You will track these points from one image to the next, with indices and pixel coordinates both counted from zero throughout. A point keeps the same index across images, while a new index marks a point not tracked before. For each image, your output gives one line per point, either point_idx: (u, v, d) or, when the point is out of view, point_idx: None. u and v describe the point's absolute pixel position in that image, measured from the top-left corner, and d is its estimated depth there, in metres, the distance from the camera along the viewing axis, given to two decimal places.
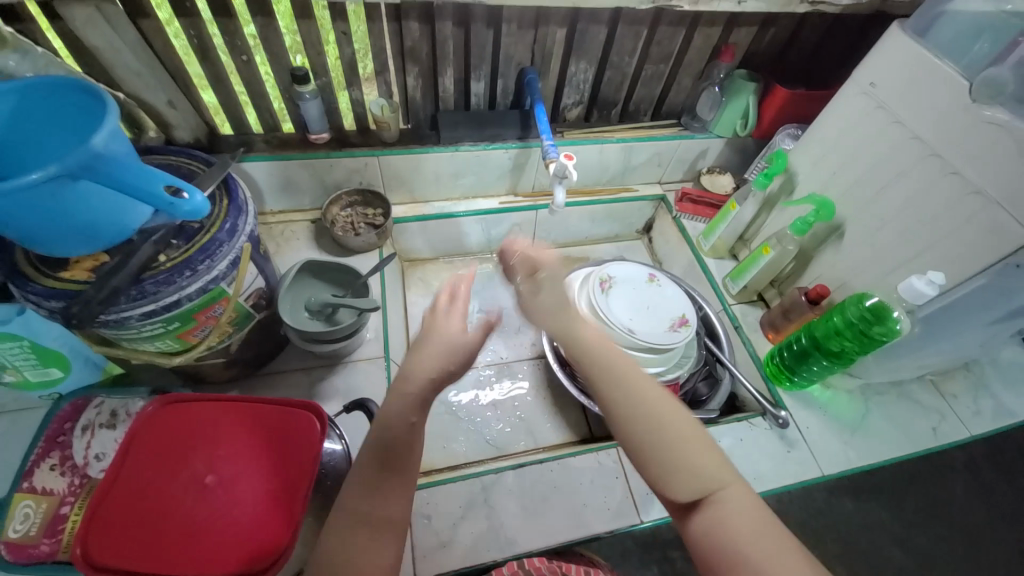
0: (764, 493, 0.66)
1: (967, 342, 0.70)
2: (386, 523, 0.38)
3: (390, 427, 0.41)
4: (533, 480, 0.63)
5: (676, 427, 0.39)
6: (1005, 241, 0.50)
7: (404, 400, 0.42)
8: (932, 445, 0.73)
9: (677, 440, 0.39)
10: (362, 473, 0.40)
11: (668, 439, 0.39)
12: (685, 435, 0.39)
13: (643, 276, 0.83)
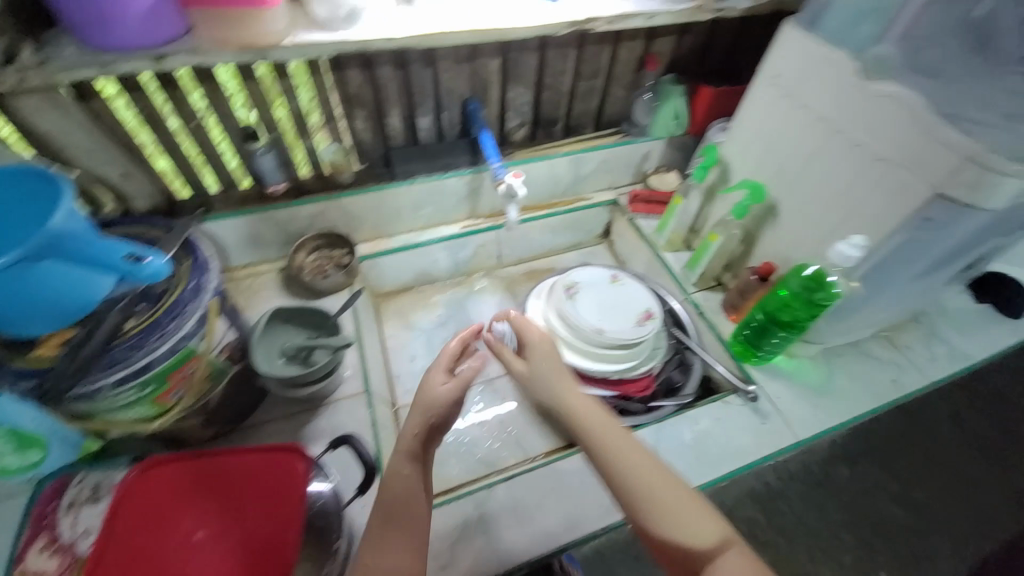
0: (746, 466, 0.69)
1: (909, 296, 0.76)
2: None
3: (391, 485, 0.50)
4: (526, 490, 0.64)
5: (671, 497, 0.48)
6: (913, 198, 0.55)
7: (406, 454, 0.52)
8: (895, 395, 0.78)
9: (674, 504, 0.48)
10: (369, 536, 0.47)
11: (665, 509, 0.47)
12: (686, 505, 0.48)
13: (606, 278, 0.87)
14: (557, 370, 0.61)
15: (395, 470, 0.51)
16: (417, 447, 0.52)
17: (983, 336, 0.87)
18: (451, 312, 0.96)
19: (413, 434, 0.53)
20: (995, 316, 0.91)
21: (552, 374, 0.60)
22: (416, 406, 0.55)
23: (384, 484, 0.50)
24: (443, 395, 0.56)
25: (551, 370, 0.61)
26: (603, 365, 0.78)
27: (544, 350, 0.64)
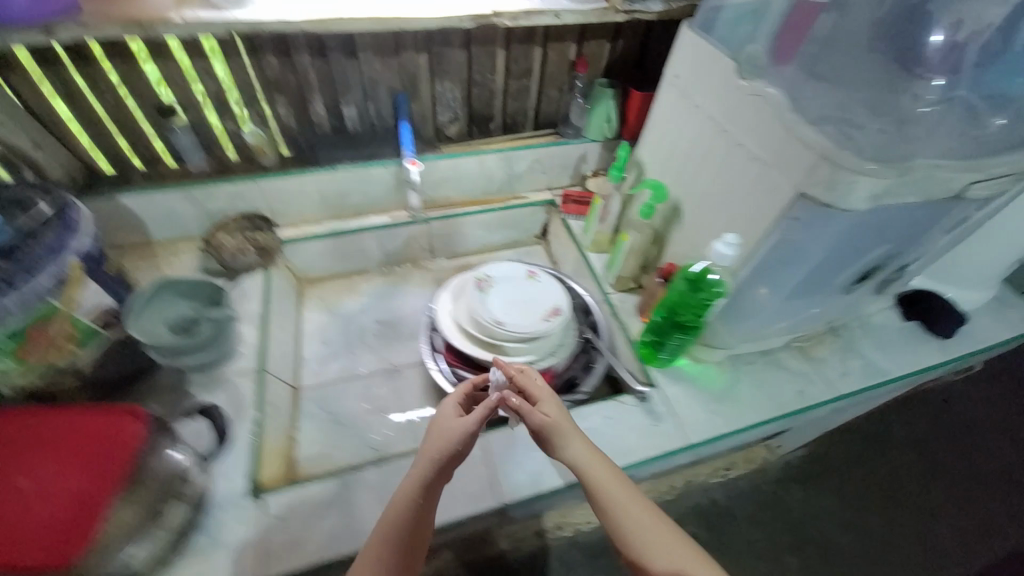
0: (628, 466, 0.68)
1: (815, 307, 0.74)
2: None
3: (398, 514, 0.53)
4: (396, 474, 0.64)
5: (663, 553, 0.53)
6: (779, 198, 0.54)
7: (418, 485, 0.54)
8: (799, 406, 0.76)
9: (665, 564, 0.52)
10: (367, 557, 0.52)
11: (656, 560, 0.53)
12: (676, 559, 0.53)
13: (521, 274, 0.87)
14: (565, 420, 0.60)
15: (404, 485, 0.55)
16: (427, 481, 0.55)
17: (907, 354, 0.85)
18: (374, 299, 0.96)
19: (424, 465, 0.55)
20: (923, 335, 0.88)
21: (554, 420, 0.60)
22: (434, 438, 0.58)
23: (391, 512, 0.53)
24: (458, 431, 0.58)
25: (556, 415, 0.60)
26: (501, 356, 0.77)
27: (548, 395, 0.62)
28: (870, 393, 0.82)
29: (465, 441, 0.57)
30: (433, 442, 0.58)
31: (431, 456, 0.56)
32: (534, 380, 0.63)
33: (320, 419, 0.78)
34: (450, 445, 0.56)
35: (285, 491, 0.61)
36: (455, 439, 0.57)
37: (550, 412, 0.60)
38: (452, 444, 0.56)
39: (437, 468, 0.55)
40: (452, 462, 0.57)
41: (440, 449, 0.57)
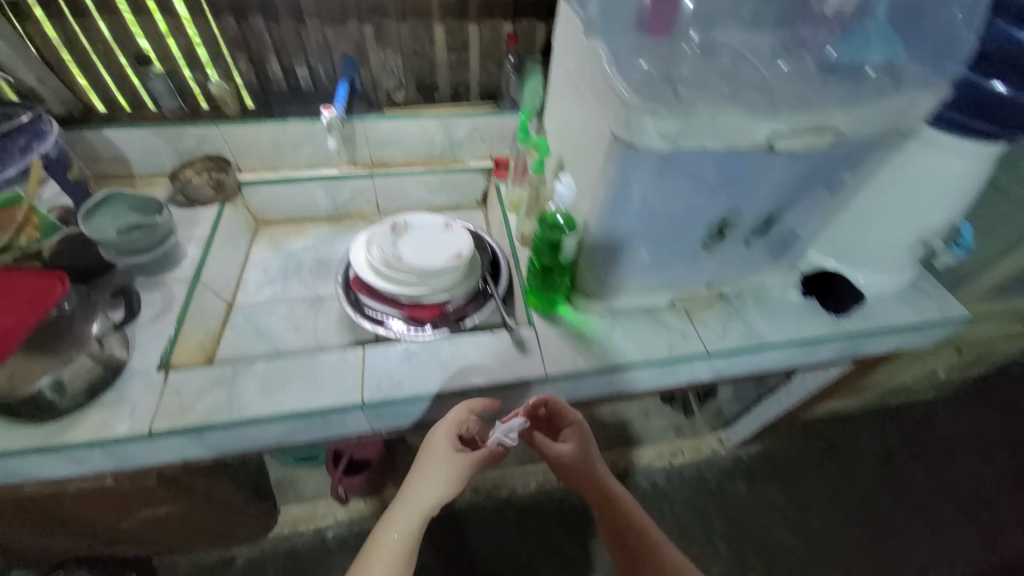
0: (485, 385, 0.76)
1: (686, 264, 0.79)
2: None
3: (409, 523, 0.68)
4: (279, 369, 0.75)
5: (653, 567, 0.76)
6: (604, 141, 0.61)
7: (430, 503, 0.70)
8: (665, 357, 0.81)
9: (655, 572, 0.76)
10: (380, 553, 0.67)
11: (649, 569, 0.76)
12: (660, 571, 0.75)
13: (438, 224, 0.96)
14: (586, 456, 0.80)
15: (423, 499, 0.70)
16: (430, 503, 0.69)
17: (792, 325, 0.87)
18: (317, 242, 1.08)
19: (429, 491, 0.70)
20: (819, 310, 0.90)
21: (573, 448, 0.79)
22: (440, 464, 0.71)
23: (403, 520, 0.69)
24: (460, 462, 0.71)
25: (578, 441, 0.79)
26: (397, 287, 0.86)
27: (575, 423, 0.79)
28: (747, 356, 0.85)
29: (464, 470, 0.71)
30: (450, 468, 0.71)
31: (440, 478, 0.70)
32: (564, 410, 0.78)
33: (245, 329, 0.91)
34: (456, 472, 0.71)
35: (186, 370, 0.73)
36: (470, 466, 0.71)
37: (576, 440, 0.79)
38: (456, 472, 0.71)
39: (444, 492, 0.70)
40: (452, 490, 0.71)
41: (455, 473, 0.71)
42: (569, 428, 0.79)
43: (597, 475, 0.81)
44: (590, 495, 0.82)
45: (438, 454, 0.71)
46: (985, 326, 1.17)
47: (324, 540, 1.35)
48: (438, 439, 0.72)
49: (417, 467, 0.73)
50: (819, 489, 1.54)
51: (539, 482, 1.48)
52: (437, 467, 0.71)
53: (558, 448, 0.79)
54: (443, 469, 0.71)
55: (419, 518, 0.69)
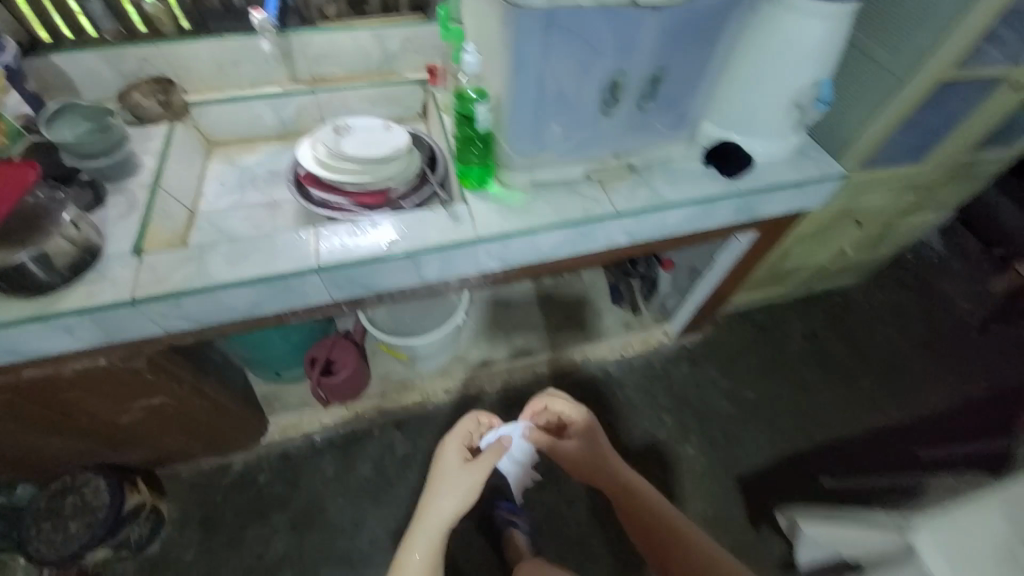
0: (424, 248, 0.88)
1: (591, 131, 0.91)
2: None
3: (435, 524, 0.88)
4: (242, 246, 0.85)
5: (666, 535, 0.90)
6: (497, 8, 0.75)
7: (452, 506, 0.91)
8: (579, 218, 0.94)
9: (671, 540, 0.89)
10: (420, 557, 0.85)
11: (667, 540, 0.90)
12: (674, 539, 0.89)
13: (379, 127, 1.04)
14: (588, 445, 1.08)
15: (447, 504, 0.91)
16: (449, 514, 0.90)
17: (691, 188, 1.01)
18: (267, 157, 1.16)
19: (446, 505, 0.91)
20: (714, 175, 1.04)
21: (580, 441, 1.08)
22: (455, 472, 0.96)
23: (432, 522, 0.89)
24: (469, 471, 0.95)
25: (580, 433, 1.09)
26: (341, 176, 0.97)
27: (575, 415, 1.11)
28: (651, 215, 0.99)
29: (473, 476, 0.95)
30: (462, 473, 0.95)
31: (457, 482, 0.94)
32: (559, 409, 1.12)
33: (209, 230, 1.01)
34: (468, 472, 0.95)
35: (157, 253, 0.84)
36: (476, 472, 0.95)
37: (580, 434, 1.10)
38: (468, 476, 0.95)
39: (463, 493, 0.93)
40: (467, 495, 0.93)
41: (465, 481, 0.94)
42: (573, 427, 1.11)
43: (605, 464, 1.05)
44: (609, 486, 1.05)
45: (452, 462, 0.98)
46: (876, 197, 1.34)
47: (312, 443, 1.49)
48: (452, 446, 1.03)
49: (434, 483, 0.95)
50: (753, 366, 1.74)
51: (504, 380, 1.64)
52: (451, 474, 0.96)
53: (566, 443, 1.10)
54: (453, 467, 0.97)
55: (435, 532, 0.88)
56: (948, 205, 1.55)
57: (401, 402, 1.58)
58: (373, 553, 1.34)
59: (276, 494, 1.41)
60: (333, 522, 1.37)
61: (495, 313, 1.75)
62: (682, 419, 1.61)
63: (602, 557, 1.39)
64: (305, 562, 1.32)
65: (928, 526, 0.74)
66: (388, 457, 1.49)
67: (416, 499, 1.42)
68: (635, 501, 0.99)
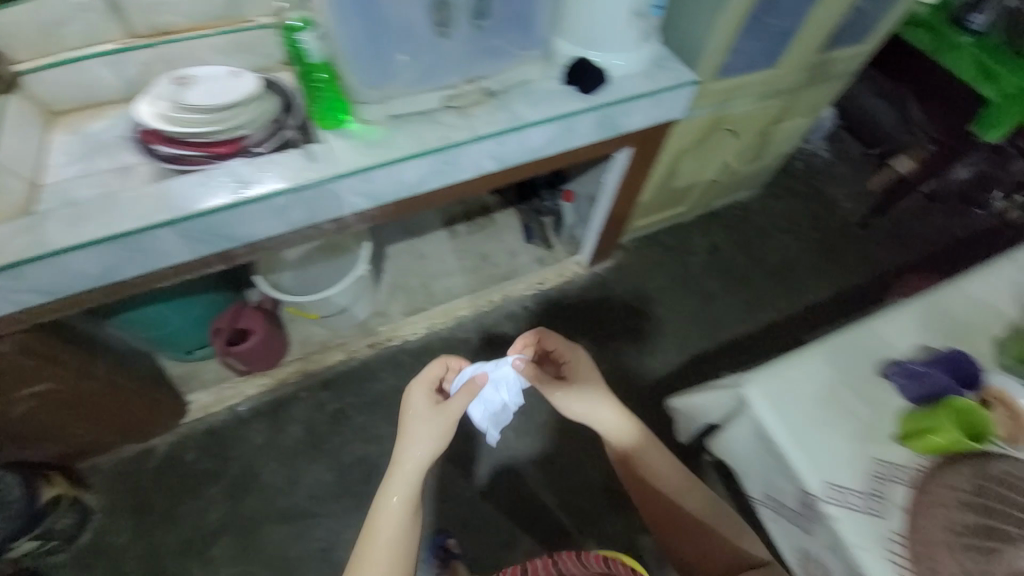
0: (280, 189, 0.87)
1: (434, 56, 0.91)
2: (398, 541, 0.81)
3: (413, 473, 0.86)
4: (82, 210, 0.83)
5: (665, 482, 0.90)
6: None
7: (427, 456, 0.87)
8: (438, 145, 0.95)
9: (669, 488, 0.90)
10: (399, 507, 0.84)
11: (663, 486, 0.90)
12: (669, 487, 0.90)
13: (224, 73, 1.01)
14: (588, 389, 0.95)
15: (422, 447, 0.87)
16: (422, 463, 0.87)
17: (549, 107, 1.04)
18: (117, 122, 1.09)
19: (420, 454, 0.87)
20: (572, 93, 1.07)
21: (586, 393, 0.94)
22: (427, 420, 0.89)
23: (408, 469, 0.86)
24: (444, 420, 0.89)
25: (583, 386, 0.95)
26: (187, 127, 0.92)
27: (578, 362, 0.98)
28: (512, 136, 1.01)
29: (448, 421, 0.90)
30: (434, 416, 0.89)
31: (430, 430, 0.88)
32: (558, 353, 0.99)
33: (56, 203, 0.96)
34: (443, 419, 0.89)
35: None
36: (451, 416, 0.90)
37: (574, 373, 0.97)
38: (440, 423, 0.89)
39: (437, 439, 0.88)
40: (443, 443, 0.89)
41: (438, 426, 0.89)
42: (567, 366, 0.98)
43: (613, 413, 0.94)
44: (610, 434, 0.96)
45: (418, 404, 0.91)
46: (742, 104, 1.42)
47: (238, 415, 1.49)
48: (418, 385, 0.94)
49: (404, 427, 0.89)
50: (661, 284, 1.87)
51: (427, 328, 1.68)
52: (422, 422, 0.89)
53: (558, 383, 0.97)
54: (424, 413, 0.90)
55: (412, 481, 0.86)
56: (816, 108, 1.66)
57: (324, 363, 1.58)
58: (311, 506, 1.38)
59: (207, 468, 1.41)
60: (268, 484, 1.40)
61: (411, 266, 1.77)
62: (599, 339, 1.73)
63: (534, 473, 1.49)
64: (245, 524, 1.34)
65: (753, 379, 0.85)
66: (317, 416, 1.51)
67: (350, 450, 1.46)
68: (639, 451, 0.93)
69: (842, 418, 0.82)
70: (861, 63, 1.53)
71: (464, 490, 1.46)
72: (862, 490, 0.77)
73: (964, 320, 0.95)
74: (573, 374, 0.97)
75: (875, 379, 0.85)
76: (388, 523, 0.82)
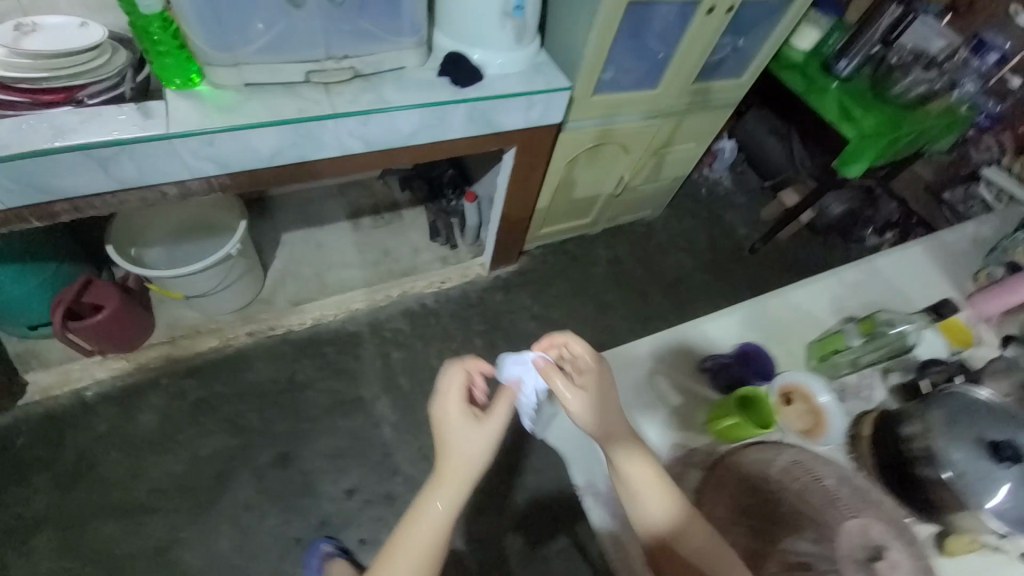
0: (102, 140, 0.83)
1: (288, 26, 0.93)
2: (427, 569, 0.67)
3: (452, 489, 0.71)
4: None
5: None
6: None
7: (466, 477, 0.72)
8: (292, 116, 0.94)
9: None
10: (423, 533, 0.68)
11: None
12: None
13: (73, 24, 0.91)
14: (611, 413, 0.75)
15: (463, 460, 0.73)
16: (464, 478, 0.72)
17: (417, 94, 1.06)
18: None
19: (462, 470, 0.72)
20: (444, 84, 1.10)
21: (610, 422, 0.74)
22: (464, 432, 0.74)
23: (444, 484, 0.71)
24: (482, 434, 0.74)
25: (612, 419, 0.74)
26: (9, 70, 0.83)
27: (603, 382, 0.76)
28: (374, 117, 1.01)
29: (491, 435, 0.74)
30: (480, 433, 0.74)
31: (469, 441, 0.73)
32: (583, 360, 0.77)
33: None
34: (488, 431, 0.74)
35: None
36: (493, 429, 0.75)
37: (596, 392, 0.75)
38: (484, 441, 0.74)
39: (482, 455, 0.74)
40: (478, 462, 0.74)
41: (483, 440, 0.74)
42: (589, 377, 0.76)
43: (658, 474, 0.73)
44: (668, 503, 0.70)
45: (460, 417, 0.74)
46: (627, 119, 1.51)
47: (84, 400, 1.36)
48: (450, 385, 0.76)
49: (446, 437, 0.74)
50: (562, 290, 1.92)
51: (316, 318, 1.62)
52: (465, 434, 0.74)
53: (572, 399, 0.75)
54: (463, 424, 0.74)
55: (457, 494, 0.71)
56: (704, 134, 1.79)
57: (193, 348, 1.48)
58: (154, 501, 1.27)
59: (36, 456, 1.27)
60: (106, 475, 1.28)
61: (306, 255, 1.72)
62: (492, 340, 1.73)
63: (408, 473, 1.42)
64: (71, 518, 1.22)
65: None
66: (178, 405, 1.40)
67: (207, 441, 1.37)
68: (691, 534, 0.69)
69: (651, 407, 0.86)
70: (740, 95, 1.68)
71: (329, 487, 1.36)
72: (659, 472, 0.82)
73: (784, 323, 1.01)
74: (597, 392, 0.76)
75: (694, 371, 0.90)
76: (415, 552, 0.67)
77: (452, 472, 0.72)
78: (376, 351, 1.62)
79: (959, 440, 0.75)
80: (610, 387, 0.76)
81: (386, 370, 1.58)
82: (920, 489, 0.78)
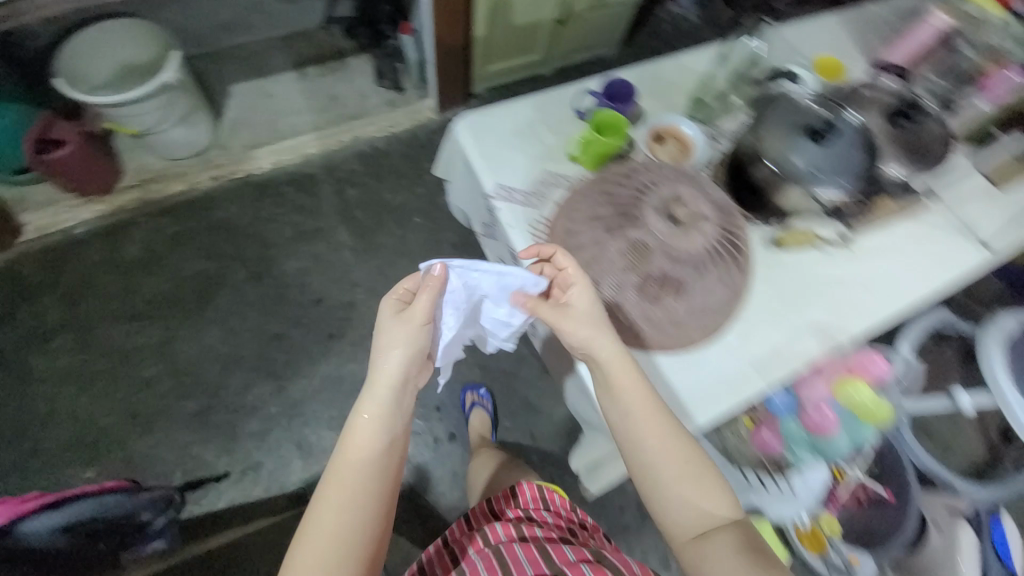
0: None
1: None
2: (359, 490, 0.65)
3: (381, 408, 0.69)
4: None
5: (694, 509, 0.67)
6: None
7: (395, 390, 0.70)
8: None
9: (701, 520, 0.67)
10: (352, 455, 0.66)
11: (695, 514, 0.67)
12: (701, 513, 0.67)
13: None
14: (600, 327, 0.73)
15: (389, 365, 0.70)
16: (395, 378, 0.70)
17: None
18: None
19: (392, 372, 0.70)
20: None
21: (603, 345, 0.71)
22: (395, 341, 0.71)
23: (371, 394, 0.69)
24: (413, 337, 0.72)
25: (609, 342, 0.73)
26: None
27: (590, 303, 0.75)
28: None
29: (421, 338, 0.72)
30: (400, 324, 0.72)
31: (393, 342, 0.71)
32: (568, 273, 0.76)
33: None
34: (417, 343, 0.72)
35: None
36: (419, 323, 0.72)
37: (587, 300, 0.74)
38: (417, 342, 0.72)
39: (408, 365, 0.71)
40: (409, 368, 0.72)
41: (400, 339, 0.71)
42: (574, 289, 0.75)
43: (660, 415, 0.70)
44: (655, 436, 0.69)
45: (391, 319, 0.72)
46: None
47: (72, 235, 1.54)
48: (386, 302, 0.74)
49: (377, 346, 0.71)
50: None
51: (272, 163, 1.72)
52: (389, 344, 0.71)
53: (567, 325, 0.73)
54: (391, 328, 0.71)
55: (385, 397, 0.70)
56: None
57: (162, 191, 1.62)
58: (148, 312, 1.49)
59: (41, 281, 1.49)
60: (104, 293, 1.49)
61: (258, 105, 1.79)
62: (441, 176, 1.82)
63: (367, 283, 1.60)
64: (81, 325, 1.45)
65: (464, 118, 0.97)
66: (156, 238, 1.58)
67: (187, 264, 1.56)
68: (676, 466, 0.68)
69: (527, 146, 0.95)
70: None
71: (297, 296, 1.56)
72: (526, 190, 0.92)
73: (669, 79, 1.05)
74: (582, 307, 0.74)
75: (569, 119, 0.98)
76: (349, 472, 0.65)
77: (383, 378, 0.70)
78: (333, 190, 1.73)
79: (779, 131, 0.82)
80: (599, 305, 0.75)
81: (342, 203, 1.71)
82: (746, 182, 0.88)
